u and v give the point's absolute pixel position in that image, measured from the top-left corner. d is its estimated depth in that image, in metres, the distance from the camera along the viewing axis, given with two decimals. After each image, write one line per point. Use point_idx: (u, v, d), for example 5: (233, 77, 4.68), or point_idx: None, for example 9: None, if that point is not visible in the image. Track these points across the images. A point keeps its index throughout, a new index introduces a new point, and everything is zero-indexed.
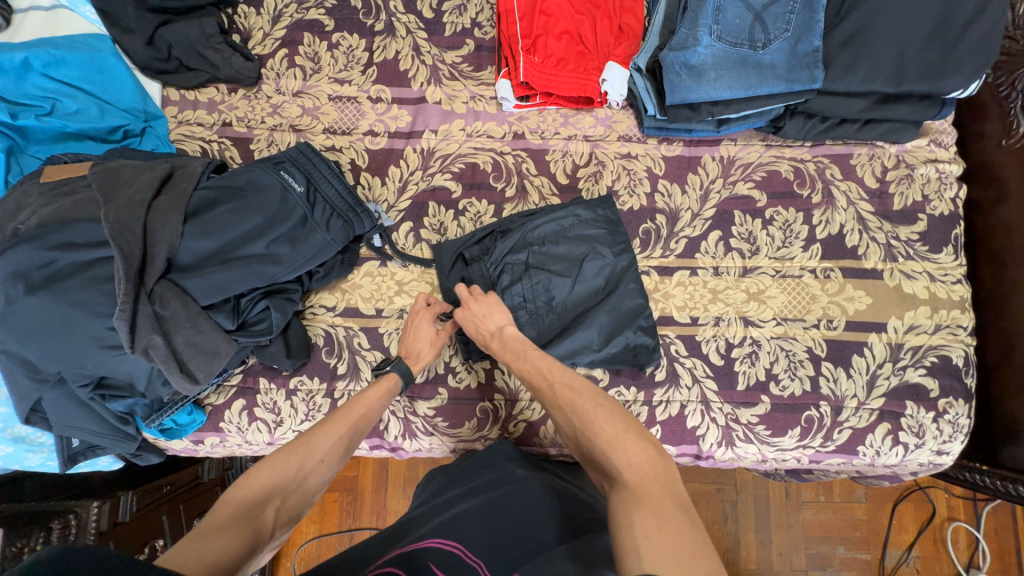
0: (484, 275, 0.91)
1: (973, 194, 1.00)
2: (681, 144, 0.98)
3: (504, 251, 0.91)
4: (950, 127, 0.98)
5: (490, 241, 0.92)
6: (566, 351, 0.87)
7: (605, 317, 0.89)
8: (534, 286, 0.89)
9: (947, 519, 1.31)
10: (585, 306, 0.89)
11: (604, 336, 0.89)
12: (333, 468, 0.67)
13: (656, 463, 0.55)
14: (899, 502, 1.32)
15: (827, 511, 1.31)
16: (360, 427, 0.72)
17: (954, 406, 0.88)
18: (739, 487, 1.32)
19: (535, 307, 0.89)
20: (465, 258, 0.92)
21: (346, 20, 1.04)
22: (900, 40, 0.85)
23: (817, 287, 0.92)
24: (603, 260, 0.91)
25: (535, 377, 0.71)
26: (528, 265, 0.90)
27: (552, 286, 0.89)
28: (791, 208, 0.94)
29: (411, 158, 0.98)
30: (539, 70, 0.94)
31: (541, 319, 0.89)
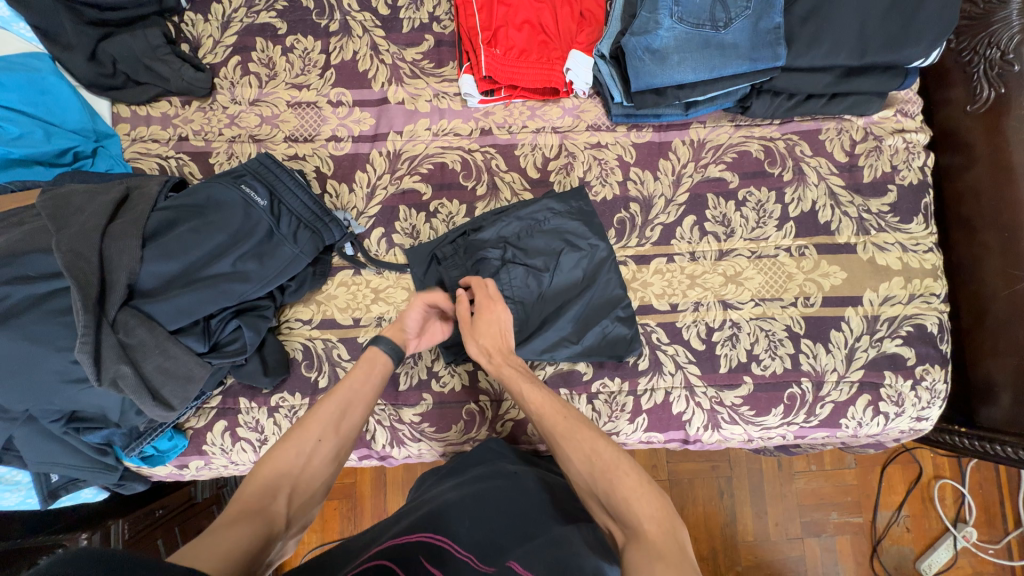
0: (459, 272, 0.90)
1: (941, 160, 1.01)
2: (650, 130, 0.97)
3: (477, 248, 0.90)
4: (915, 96, 0.97)
5: (462, 238, 0.91)
6: (544, 346, 0.87)
7: (583, 311, 0.88)
8: (509, 280, 0.88)
9: (933, 478, 1.35)
10: (562, 300, 0.89)
11: (580, 328, 0.88)
12: (336, 443, 0.69)
13: (670, 516, 0.56)
14: (887, 465, 1.35)
15: (818, 479, 1.34)
16: (355, 399, 0.73)
17: (930, 372, 0.90)
18: (732, 463, 1.34)
19: (511, 304, 0.89)
20: (440, 257, 0.91)
21: (299, 21, 1.00)
22: (860, 11, 0.84)
23: (793, 266, 0.92)
24: (579, 255, 0.90)
25: (553, 414, 0.69)
26: (500, 262, 0.89)
27: (526, 281, 0.89)
28: (762, 187, 0.94)
29: (377, 161, 0.96)
30: (500, 62, 0.92)
31: (518, 316, 0.88)
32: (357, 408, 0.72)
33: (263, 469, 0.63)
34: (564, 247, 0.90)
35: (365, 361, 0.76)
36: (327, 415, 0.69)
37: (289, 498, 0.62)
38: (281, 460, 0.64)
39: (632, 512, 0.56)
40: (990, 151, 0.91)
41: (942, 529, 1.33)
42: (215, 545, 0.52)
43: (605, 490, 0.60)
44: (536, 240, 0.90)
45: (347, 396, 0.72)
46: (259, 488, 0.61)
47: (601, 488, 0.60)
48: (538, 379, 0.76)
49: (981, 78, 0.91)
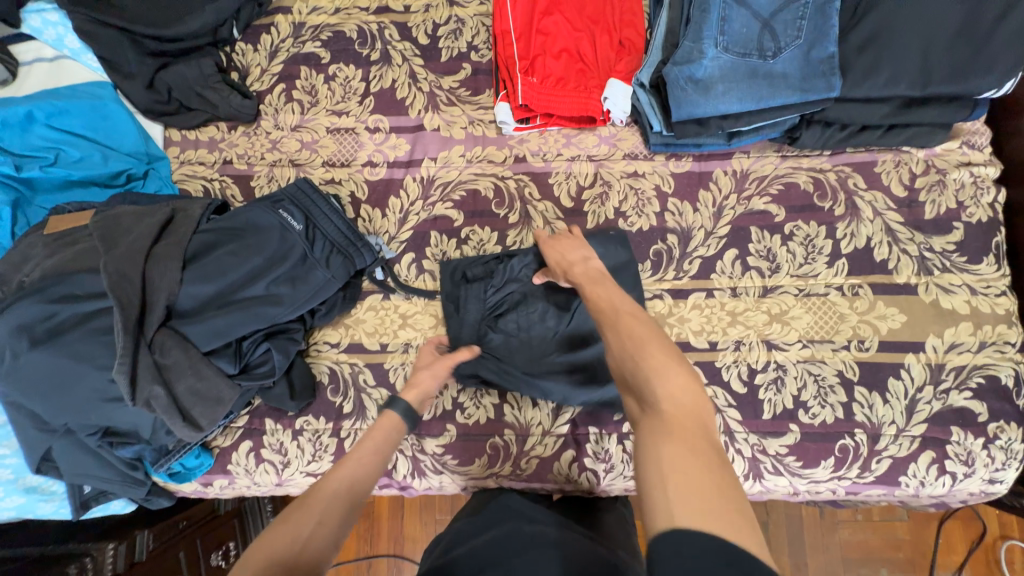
0: (479, 291, 0.89)
1: (1012, 196, 0.92)
2: (690, 159, 0.93)
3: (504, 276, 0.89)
4: (983, 127, 0.90)
5: (495, 259, 0.90)
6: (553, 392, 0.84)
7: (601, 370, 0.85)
8: (529, 316, 0.88)
9: (999, 538, 1.21)
10: (580, 348, 0.86)
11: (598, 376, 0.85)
12: (337, 529, 0.60)
13: (696, 405, 0.50)
14: (944, 520, 1.23)
15: (865, 531, 1.23)
16: (361, 478, 0.66)
17: (1006, 431, 0.81)
18: (769, 509, 1.25)
19: (528, 338, 0.87)
20: (467, 274, 0.90)
21: (341, 51, 1.02)
22: (923, 40, 0.77)
23: (845, 306, 0.86)
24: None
25: (599, 299, 0.65)
26: (523, 296, 0.89)
27: (545, 321, 0.88)
28: (812, 222, 0.89)
29: (411, 188, 0.96)
30: (537, 91, 0.91)
31: (530, 351, 0.87)
32: (363, 484, 0.65)
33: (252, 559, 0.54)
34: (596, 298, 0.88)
35: (377, 434, 0.73)
36: (331, 492, 0.62)
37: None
38: (273, 543, 0.56)
39: (650, 386, 0.51)
40: None
41: None
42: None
43: (629, 364, 0.54)
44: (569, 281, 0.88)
45: (351, 469, 0.66)
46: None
47: (628, 369, 0.55)
48: (614, 281, 0.69)
49: None
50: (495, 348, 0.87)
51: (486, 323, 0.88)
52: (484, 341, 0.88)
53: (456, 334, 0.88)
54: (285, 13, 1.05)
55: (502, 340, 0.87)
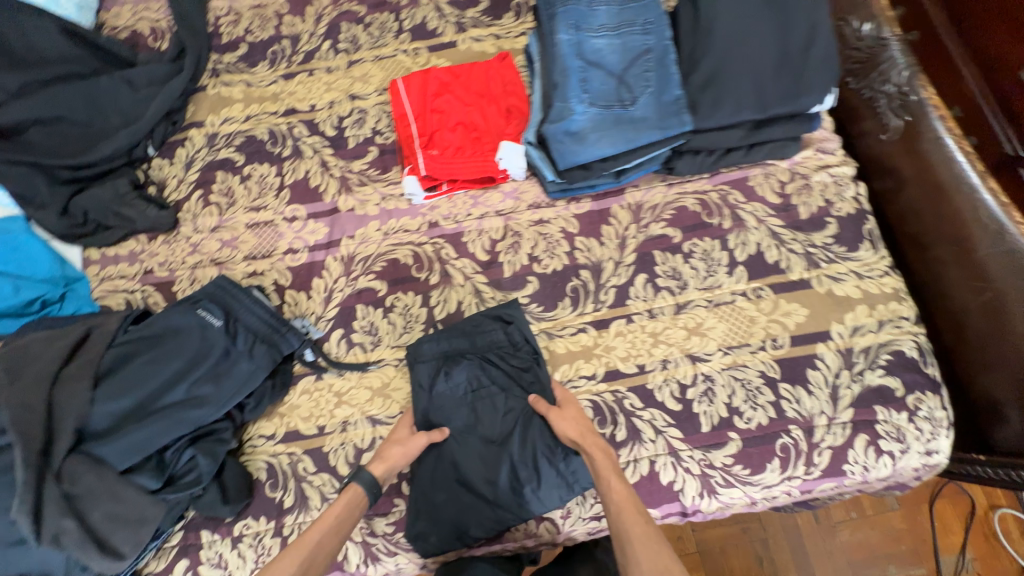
0: (504, 341, 0.91)
1: (875, 184, 1.10)
2: (588, 200, 1.01)
3: (522, 371, 0.90)
4: (831, 134, 1.03)
5: (527, 355, 0.90)
6: (435, 468, 0.85)
7: (451, 495, 0.83)
8: (489, 408, 0.87)
9: (990, 508, 1.22)
10: (464, 465, 0.84)
11: (483, 481, 0.83)
12: None
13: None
14: (934, 500, 1.23)
15: (863, 529, 1.21)
16: (315, 561, 0.70)
17: (924, 400, 0.86)
18: (765, 524, 1.23)
19: (476, 413, 0.87)
20: (504, 330, 0.91)
21: (255, 152, 1.09)
22: (752, 73, 0.87)
23: (753, 309, 0.92)
24: (539, 479, 0.82)
25: (631, 515, 0.69)
26: (502, 389, 0.88)
27: (486, 426, 0.86)
28: (706, 238, 0.97)
29: (333, 267, 0.99)
30: (439, 162, 1.00)
31: (459, 419, 0.87)
32: (318, 567, 0.69)
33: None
34: (527, 470, 0.83)
35: (345, 511, 0.75)
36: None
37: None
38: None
39: None
40: (916, 173, 1.01)
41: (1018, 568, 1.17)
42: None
43: None
44: (537, 433, 0.84)
45: (307, 553, 0.70)
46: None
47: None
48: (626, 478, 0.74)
49: (886, 112, 1.04)
50: (441, 378, 0.88)
51: (477, 361, 0.90)
52: (458, 366, 0.89)
53: (447, 337, 0.91)
54: (198, 126, 1.12)
55: (458, 382, 0.88)
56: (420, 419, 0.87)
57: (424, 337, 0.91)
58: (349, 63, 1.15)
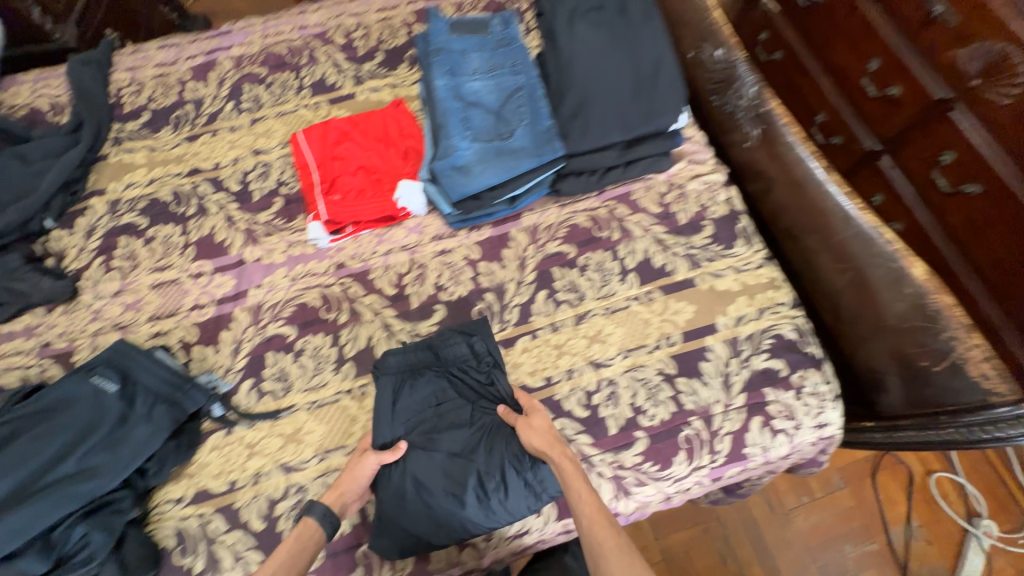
0: (469, 354, 0.92)
1: (751, 187, 1.22)
2: (489, 227, 1.06)
3: (487, 382, 0.91)
4: (700, 146, 1.14)
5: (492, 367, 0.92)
6: (397, 486, 0.81)
7: (416, 513, 0.80)
8: (453, 419, 0.87)
9: (927, 474, 1.33)
10: (428, 478, 0.81)
11: (447, 495, 0.80)
12: None
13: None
14: (876, 474, 1.33)
15: (816, 512, 1.30)
16: None
17: (807, 376, 0.93)
18: (724, 520, 1.29)
19: (442, 426, 0.86)
20: (468, 341, 0.93)
21: (159, 214, 1.10)
22: (613, 99, 0.97)
23: (646, 311, 0.98)
24: (507, 488, 0.80)
25: (600, 527, 0.68)
26: (467, 402, 0.89)
27: (451, 439, 0.85)
28: (598, 250, 1.03)
29: (241, 318, 0.99)
30: (340, 206, 1.05)
31: (424, 432, 0.86)
32: None
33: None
34: (493, 480, 0.80)
35: (295, 544, 0.73)
36: None
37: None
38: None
39: None
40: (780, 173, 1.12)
41: (962, 531, 1.28)
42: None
43: None
44: (505, 443, 0.83)
45: None
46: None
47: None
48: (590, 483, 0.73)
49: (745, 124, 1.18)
50: (407, 390, 0.89)
51: (444, 374, 0.91)
52: (425, 380, 0.90)
53: (413, 351, 0.92)
54: (100, 194, 1.12)
55: (424, 396, 0.89)
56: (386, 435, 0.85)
57: (391, 352, 0.92)
58: (252, 121, 1.19)
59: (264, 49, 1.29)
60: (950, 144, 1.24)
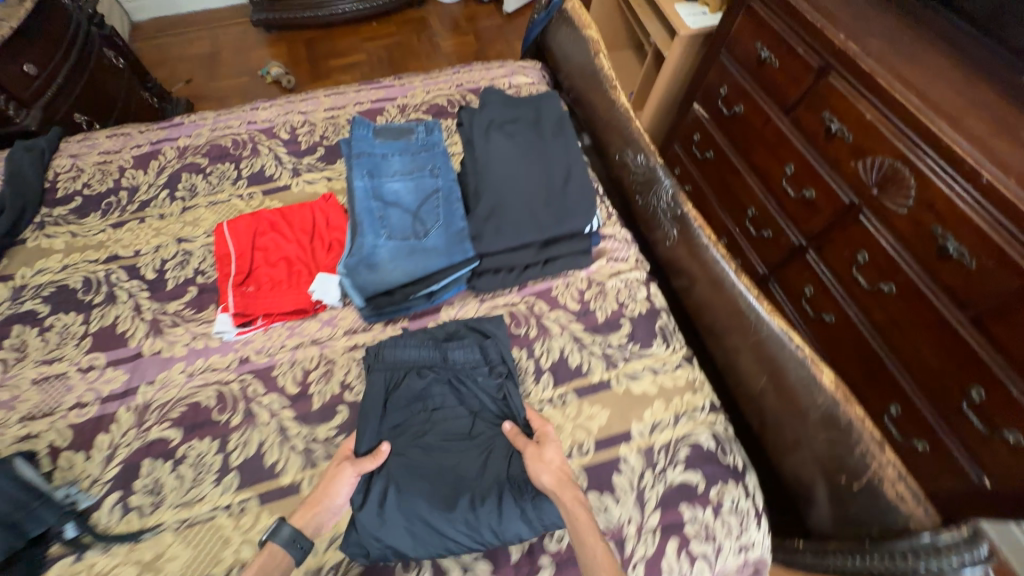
0: (479, 358, 0.97)
1: (676, 282, 1.24)
2: (405, 320, 1.04)
3: (495, 391, 0.94)
4: (621, 243, 1.17)
5: (502, 377, 0.95)
6: (382, 492, 0.79)
7: (401, 525, 0.76)
8: (450, 427, 0.90)
9: None
10: (413, 486, 0.80)
11: (438, 506, 0.78)
12: None
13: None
14: None
15: None
16: None
17: (725, 491, 0.87)
18: None
19: (438, 433, 0.89)
20: (481, 346, 0.98)
21: (63, 302, 1.06)
22: (525, 204, 1.01)
23: (559, 416, 0.93)
24: (501, 506, 0.78)
25: None
26: (469, 413, 0.92)
27: (451, 449, 0.86)
28: (514, 348, 1.01)
29: (123, 418, 0.92)
30: (251, 298, 1.03)
31: (423, 437, 0.88)
32: None
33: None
34: (487, 496, 0.79)
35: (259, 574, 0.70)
36: None
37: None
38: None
39: None
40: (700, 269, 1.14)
41: None
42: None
43: None
44: (508, 461, 0.85)
45: None
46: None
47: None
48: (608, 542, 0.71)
49: (666, 225, 1.23)
50: (404, 388, 0.92)
51: (445, 379, 0.95)
52: (424, 381, 0.93)
53: (417, 346, 0.96)
54: (6, 280, 1.09)
55: (422, 399, 0.93)
56: (376, 432, 0.88)
57: (391, 344, 0.96)
58: (182, 209, 1.21)
59: (209, 141, 1.34)
60: (864, 245, 1.29)
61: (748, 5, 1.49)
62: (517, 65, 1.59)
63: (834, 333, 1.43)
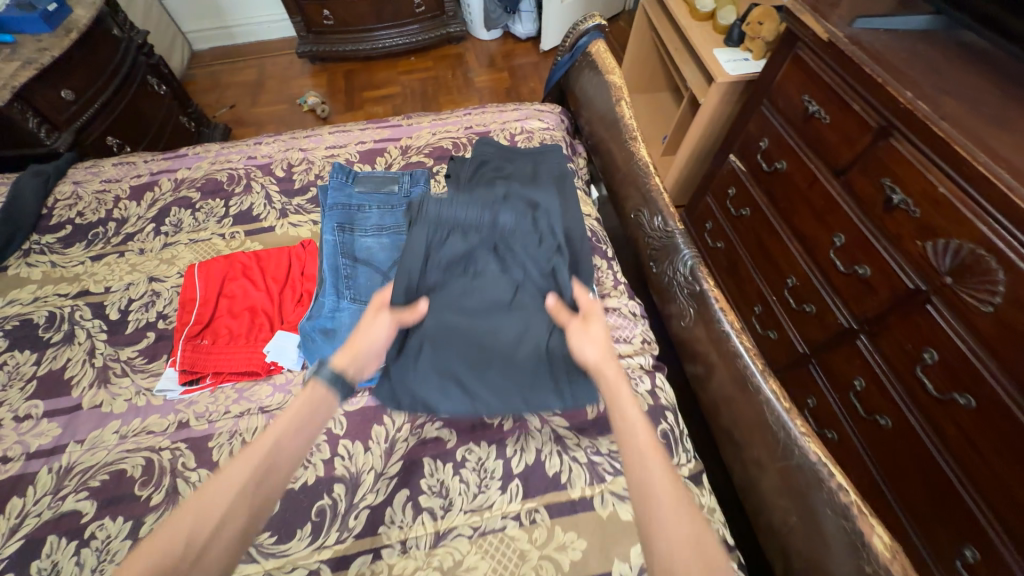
0: (531, 227, 0.86)
1: (692, 368, 1.05)
2: (365, 393, 0.92)
3: (542, 261, 0.86)
4: (625, 320, 1.01)
5: (552, 252, 0.87)
6: (417, 347, 0.82)
7: (432, 379, 0.81)
8: (488, 292, 0.84)
9: None
10: (446, 345, 0.81)
11: (469, 367, 0.81)
12: (233, 536, 0.57)
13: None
14: None
15: None
16: (274, 470, 0.62)
17: None
18: None
19: (477, 293, 0.84)
20: (534, 216, 0.87)
21: (22, 337, 1.01)
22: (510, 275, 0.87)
23: (525, 539, 0.75)
24: (533, 371, 0.82)
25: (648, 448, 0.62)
26: (511, 282, 0.85)
27: (488, 313, 0.83)
28: (482, 442, 0.85)
29: (42, 481, 0.82)
30: (203, 353, 0.94)
31: (461, 296, 0.84)
32: (280, 472, 0.62)
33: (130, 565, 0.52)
34: (521, 365, 0.81)
35: (307, 404, 0.68)
36: (236, 491, 0.58)
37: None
38: (156, 552, 0.53)
39: None
40: (721, 359, 0.94)
41: None
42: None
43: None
44: (548, 330, 0.83)
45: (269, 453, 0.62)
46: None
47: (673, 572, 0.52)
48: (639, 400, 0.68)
49: (685, 301, 1.04)
50: (445, 247, 0.83)
51: (490, 244, 0.86)
52: (467, 244, 0.84)
53: (463, 207, 0.84)
54: None
55: (462, 260, 0.85)
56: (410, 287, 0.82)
57: (438, 200, 0.84)
58: (163, 245, 1.16)
59: (206, 174, 1.31)
60: (931, 341, 1.04)
61: (795, 53, 1.33)
62: (534, 108, 1.49)
63: (891, 442, 1.17)
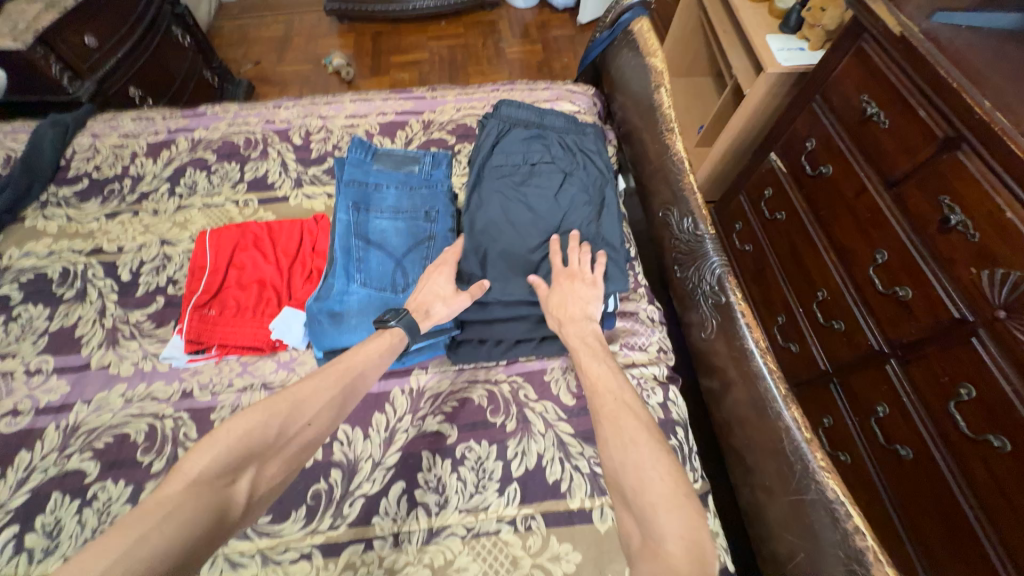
0: (571, 126, 1.11)
1: (707, 382, 1.00)
2: None
3: (584, 157, 1.06)
4: (642, 326, 0.96)
5: (594, 154, 1.07)
6: (479, 217, 0.95)
7: (490, 242, 0.92)
8: (539, 179, 1.01)
9: None
10: (503, 209, 0.96)
11: (523, 237, 0.93)
12: (314, 434, 0.68)
13: (699, 534, 0.56)
14: None
15: None
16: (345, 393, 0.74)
17: None
18: None
19: (530, 178, 1.01)
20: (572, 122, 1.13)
21: (36, 291, 1.01)
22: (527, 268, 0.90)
23: (518, 546, 0.74)
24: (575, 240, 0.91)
25: (605, 394, 0.72)
26: (559, 170, 1.02)
27: (537, 190, 0.99)
28: (483, 441, 0.83)
29: (49, 438, 0.84)
30: (209, 324, 0.92)
31: (512, 166, 1.03)
32: (352, 395, 0.74)
33: (225, 436, 0.61)
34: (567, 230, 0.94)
35: (387, 346, 0.80)
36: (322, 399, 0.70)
37: (254, 479, 0.62)
38: (252, 428, 0.63)
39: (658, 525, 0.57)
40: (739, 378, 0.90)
41: None
42: (106, 553, 0.47)
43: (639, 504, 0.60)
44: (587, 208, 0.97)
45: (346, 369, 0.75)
46: (224, 457, 0.60)
47: (628, 482, 0.62)
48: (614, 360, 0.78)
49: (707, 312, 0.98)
50: (507, 141, 1.08)
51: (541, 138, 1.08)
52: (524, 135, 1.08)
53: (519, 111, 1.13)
54: None
55: (518, 151, 1.06)
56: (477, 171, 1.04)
57: (507, 104, 1.14)
58: (177, 208, 1.14)
59: (223, 136, 1.27)
60: (970, 376, 0.97)
61: (859, 47, 1.21)
62: (566, 88, 1.40)
63: (910, 474, 1.11)
